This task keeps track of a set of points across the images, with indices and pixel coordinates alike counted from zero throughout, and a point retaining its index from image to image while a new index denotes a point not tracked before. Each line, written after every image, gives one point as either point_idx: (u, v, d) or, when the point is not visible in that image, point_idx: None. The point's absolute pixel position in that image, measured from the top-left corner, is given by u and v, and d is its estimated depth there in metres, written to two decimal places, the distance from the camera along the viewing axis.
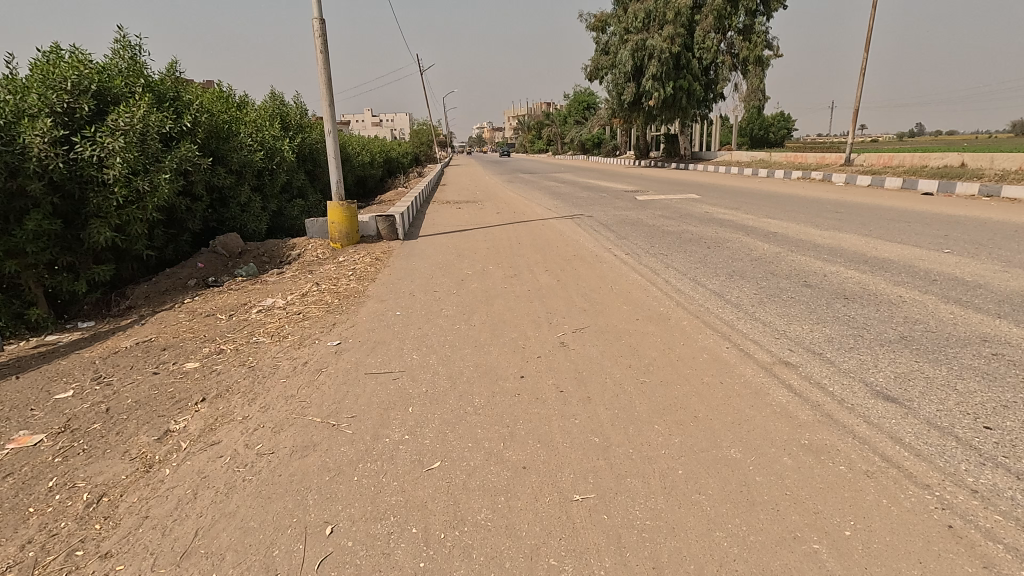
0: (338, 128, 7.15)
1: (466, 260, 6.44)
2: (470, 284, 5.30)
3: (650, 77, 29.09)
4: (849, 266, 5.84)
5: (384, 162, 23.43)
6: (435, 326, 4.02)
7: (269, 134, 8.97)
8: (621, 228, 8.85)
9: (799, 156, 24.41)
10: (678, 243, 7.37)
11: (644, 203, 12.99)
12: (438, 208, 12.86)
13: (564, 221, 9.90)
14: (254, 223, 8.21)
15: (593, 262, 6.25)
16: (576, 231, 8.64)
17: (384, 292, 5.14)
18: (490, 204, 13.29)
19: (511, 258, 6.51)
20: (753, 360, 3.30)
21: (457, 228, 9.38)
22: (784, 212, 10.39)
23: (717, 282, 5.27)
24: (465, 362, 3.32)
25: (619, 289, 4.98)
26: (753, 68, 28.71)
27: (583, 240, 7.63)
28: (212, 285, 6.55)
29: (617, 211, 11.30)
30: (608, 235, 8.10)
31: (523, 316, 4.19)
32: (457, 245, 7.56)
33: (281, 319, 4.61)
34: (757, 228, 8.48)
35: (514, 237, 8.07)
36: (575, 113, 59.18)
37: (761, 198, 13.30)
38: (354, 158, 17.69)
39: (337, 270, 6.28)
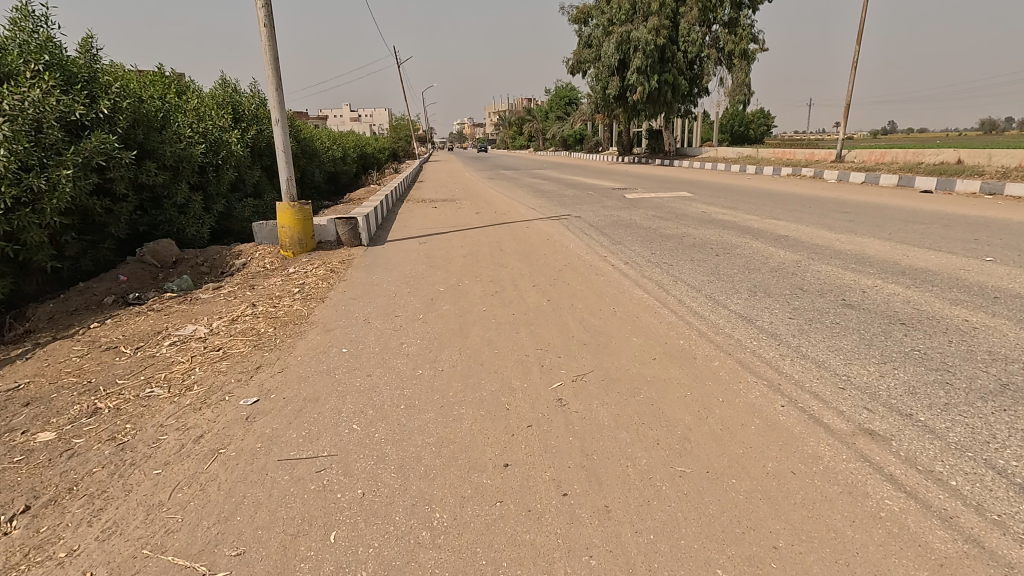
0: (286, 116, 6.08)
1: (437, 272, 5.46)
2: (441, 305, 4.33)
3: (635, 71, 28.26)
4: (886, 278, 5.00)
5: (357, 157, 22.15)
6: (390, 372, 3.05)
7: (213, 123, 7.83)
8: (614, 231, 7.94)
9: (788, 153, 23.88)
10: (682, 250, 6.49)
11: (635, 201, 12.13)
12: (412, 207, 11.82)
13: (550, 222, 8.97)
14: (195, 227, 7.11)
15: (587, 274, 5.31)
16: (564, 234, 7.70)
17: (332, 318, 4.13)
18: (468, 202, 12.27)
19: (490, 269, 5.55)
20: (825, 429, 2.39)
21: (431, 231, 8.38)
22: (788, 213, 9.60)
23: (740, 301, 4.38)
24: (426, 437, 2.36)
25: (623, 312, 4.05)
26: (739, 63, 28.07)
27: (573, 246, 6.70)
28: (133, 303, 5.47)
29: (607, 212, 10.40)
30: (600, 239, 7.18)
31: (505, 356, 3.23)
32: (428, 252, 6.58)
33: (195, 358, 3.58)
34: (764, 231, 7.65)
35: (494, 242, 7.10)
36: (557, 109, 58.21)
37: (758, 197, 12.53)
38: (323, 152, 16.45)
39: (283, 286, 5.25)
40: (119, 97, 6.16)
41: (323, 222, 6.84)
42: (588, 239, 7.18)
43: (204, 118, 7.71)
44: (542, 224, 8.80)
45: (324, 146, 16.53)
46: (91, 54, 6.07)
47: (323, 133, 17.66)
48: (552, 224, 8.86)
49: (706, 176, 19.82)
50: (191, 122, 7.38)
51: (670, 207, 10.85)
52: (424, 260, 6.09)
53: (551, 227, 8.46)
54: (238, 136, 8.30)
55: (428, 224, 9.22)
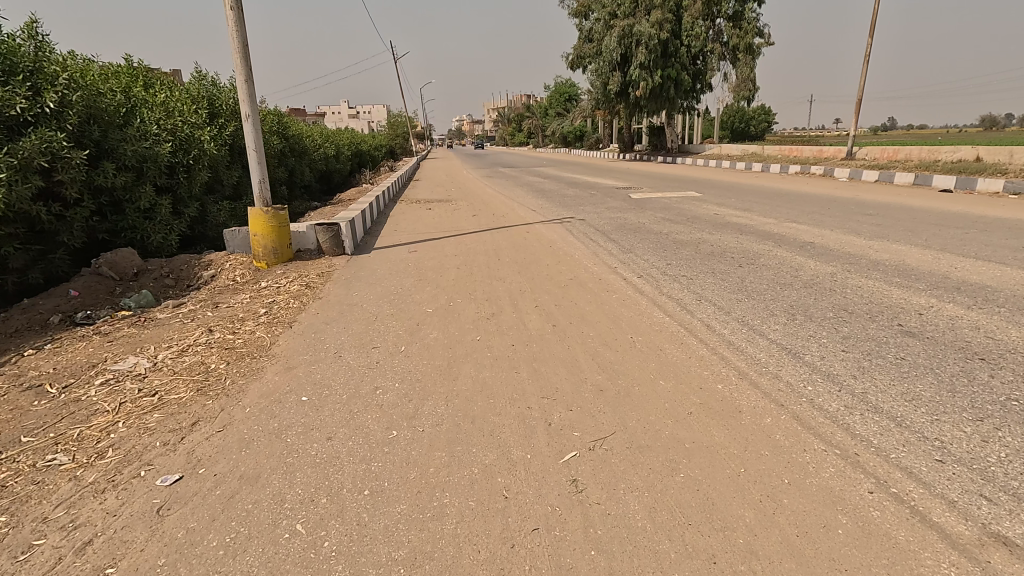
0: (257, 111, 5.42)
1: (427, 288, 4.82)
2: (427, 332, 3.69)
3: (638, 66, 27.57)
4: (940, 296, 4.38)
5: (352, 156, 21.45)
6: (356, 433, 2.41)
7: (183, 119, 7.16)
8: (622, 237, 7.30)
9: (794, 150, 23.25)
10: (700, 259, 5.86)
11: (641, 202, 11.51)
12: (406, 209, 11.18)
13: (552, 226, 8.32)
14: (162, 233, 6.45)
15: (596, 290, 4.66)
16: (567, 240, 7.05)
17: (297, 350, 3.48)
18: (465, 203, 11.64)
19: (485, 284, 4.90)
20: (940, 534, 1.75)
21: (423, 236, 7.74)
22: (807, 215, 8.96)
23: (778, 325, 3.75)
24: (393, 549, 1.72)
25: (642, 343, 3.41)
26: (744, 57, 27.39)
27: (578, 255, 6.06)
28: (82, 323, 4.82)
29: (613, 214, 9.76)
30: (608, 247, 6.53)
31: (501, 408, 2.59)
32: (418, 262, 5.93)
33: (124, 405, 2.92)
34: (786, 237, 7.01)
35: (491, 249, 6.46)
36: (557, 105, 57.45)
37: (770, 197, 11.90)
38: (314, 150, 15.77)
39: (250, 305, 4.60)
40: (70, 89, 5.49)
41: (303, 227, 6.19)
42: (594, 247, 6.53)
43: (174, 113, 7.04)
44: (543, 228, 8.15)
45: (315, 144, 15.84)
46: (37, 41, 5.39)
47: (314, 130, 16.95)
48: (554, 228, 8.21)
49: (712, 174, 19.17)
50: (158, 117, 6.71)
51: (679, 208, 10.21)
52: (412, 272, 5.45)
53: (553, 232, 7.81)
54: (213, 133, 7.63)
55: (421, 227, 8.57)
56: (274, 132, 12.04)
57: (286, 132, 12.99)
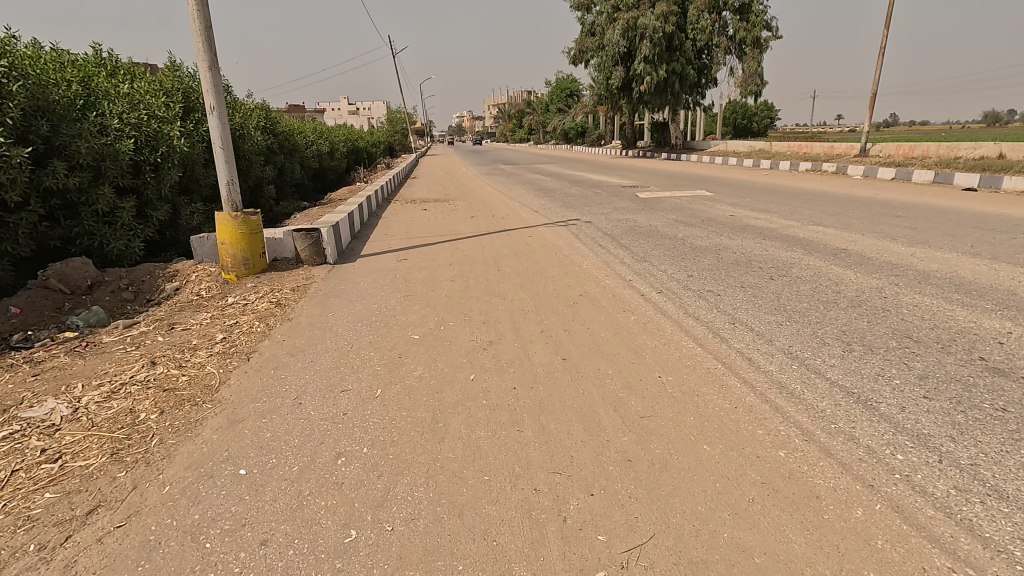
0: (221, 103, 4.77)
1: (415, 306, 4.17)
2: (410, 368, 3.05)
3: (642, 60, 26.85)
4: (1015, 319, 3.73)
5: (347, 153, 20.78)
6: (300, 536, 1.76)
7: (151, 113, 6.50)
8: (633, 242, 6.66)
9: (804, 147, 22.57)
10: (724, 269, 5.22)
11: (650, 202, 10.86)
12: (400, 209, 10.53)
13: (555, 229, 7.68)
14: (124, 240, 5.81)
15: (611, 309, 4.02)
16: (573, 246, 6.40)
17: (250, 393, 2.83)
18: (463, 203, 10.99)
19: (482, 301, 4.26)
20: None
21: (416, 241, 7.09)
22: (831, 216, 8.32)
23: (834, 359, 3.10)
24: None
25: (672, 387, 2.76)
26: (751, 51, 26.68)
27: (586, 265, 5.42)
28: (18, 346, 4.18)
29: (621, 215, 9.12)
30: (619, 255, 5.89)
31: (499, 494, 1.94)
32: (407, 272, 5.30)
33: (15, 474, 2.27)
34: (814, 243, 6.37)
35: (489, 257, 5.80)
36: (558, 101, 56.67)
37: (785, 196, 11.25)
38: (306, 147, 15.09)
39: (207, 327, 3.95)
40: (11, 78, 4.83)
41: (279, 234, 5.55)
42: (604, 254, 5.89)
43: (139, 106, 6.37)
44: (545, 231, 7.52)
45: (307, 140, 15.17)
46: None
47: (307, 126, 16.28)
48: (558, 232, 7.56)
49: (720, 172, 18.52)
50: (121, 111, 6.05)
51: (691, 209, 9.57)
52: (400, 286, 4.81)
53: (557, 236, 7.17)
54: (185, 129, 6.98)
55: (414, 230, 7.92)
56: (261, 127, 11.36)
57: (275, 128, 12.33)
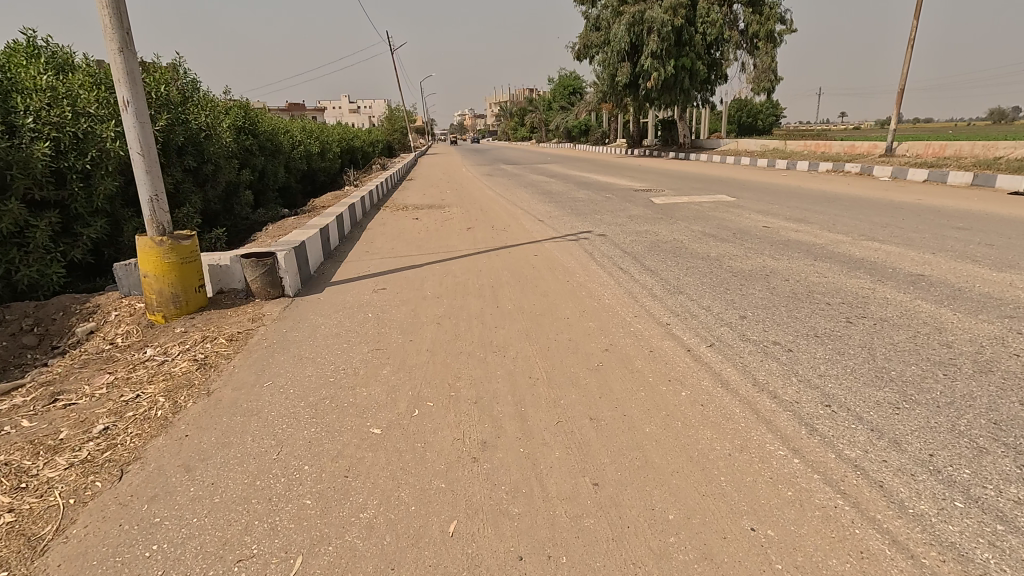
0: (136, 101, 3.71)
1: (384, 371, 3.09)
2: (359, 505, 1.96)
3: (650, 55, 25.67)
4: None
5: (340, 153, 19.69)
6: None
7: (80, 110, 5.42)
8: (659, 264, 5.58)
9: (821, 145, 21.44)
10: (782, 306, 4.14)
11: (667, 209, 9.77)
12: (389, 217, 9.46)
13: (564, 246, 6.59)
14: (38, 266, 4.72)
15: (651, 377, 2.94)
16: (588, 269, 5.32)
17: (92, 561, 1.74)
18: (460, 211, 9.91)
19: (474, 360, 3.19)
20: None
21: (400, 261, 6.02)
22: (882, 228, 7.22)
23: (1011, 484, 2.01)
24: None
25: (780, 558, 1.68)
26: (764, 46, 25.53)
27: (607, 300, 4.34)
28: None
29: (638, 225, 8.03)
30: (646, 283, 4.83)
31: None
32: (384, 310, 4.22)
33: None
34: (879, 266, 5.29)
35: (487, 287, 4.72)
36: (561, 99, 55.49)
37: (817, 202, 10.14)
38: (291, 147, 13.98)
39: (97, 403, 2.87)
40: None
41: (226, 259, 4.46)
42: (627, 283, 4.81)
43: (66, 102, 5.30)
44: (553, 248, 6.44)
45: (292, 140, 14.07)
46: None
47: (293, 125, 15.18)
48: (569, 248, 6.46)
49: (735, 172, 17.39)
50: (38, 107, 4.97)
51: (716, 219, 8.49)
52: (369, 332, 3.74)
53: (567, 255, 6.08)
54: None
55: (400, 245, 6.84)
56: (236, 126, 10.28)
57: (253, 127, 11.24)
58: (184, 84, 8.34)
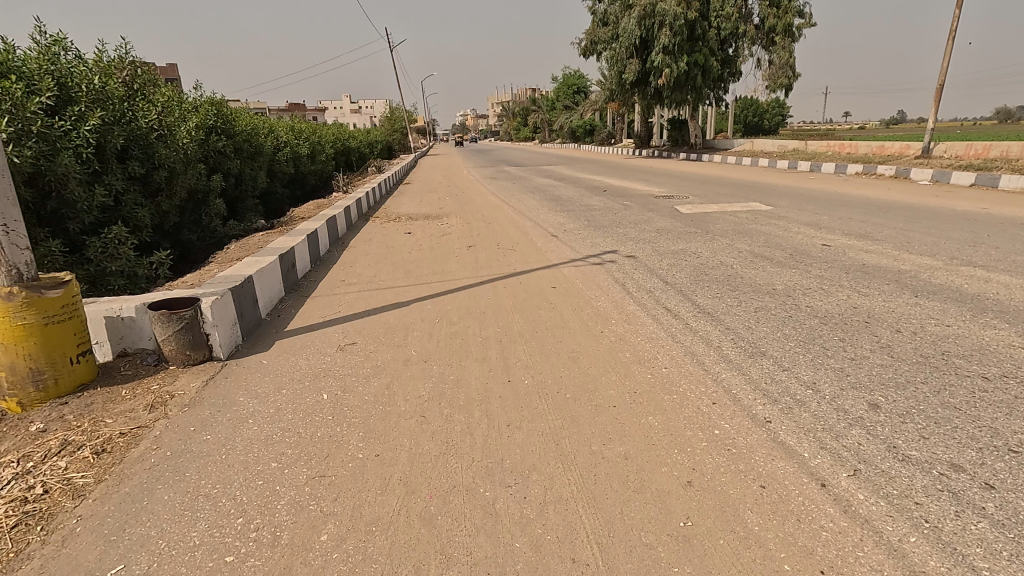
0: None
1: (323, 538, 1.82)
2: None
3: (661, 50, 24.40)
4: None
5: (333, 154, 18.43)
6: None
7: None
8: (716, 302, 4.31)
9: (845, 146, 20.14)
10: (919, 381, 2.87)
11: (698, 220, 8.50)
12: (379, 229, 8.21)
13: (588, 273, 5.33)
14: None
15: (786, 561, 1.68)
16: (626, 313, 4.05)
17: None
18: (460, 222, 8.65)
19: (476, 512, 1.92)
20: None
21: (383, 295, 4.75)
22: (971, 247, 5.96)
23: None
24: None
25: None
26: (781, 40, 24.26)
27: (664, 369, 3.06)
28: None
29: (670, 243, 6.76)
30: (708, 336, 3.56)
31: None
32: (346, 387, 2.95)
33: None
34: (1010, 308, 4.01)
35: (494, 345, 3.46)
36: (565, 97, 54.22)
37: (869, 211, 8.86)
38: (275, 149, 12.75)
39: None
40: None
41: (129, 310, 3.19)
42: (684, 337, 3.54)
43: None
44: (574, 277, 5.18)
45: (276, 142, 12.81)
46: None
47: (279, 124, 13.93)
48: (593, 277, 5.20)
49: (758, 176, 16.11)
50: None
51: (759, 234, 7.21)
52: (317, 434, 2.47)
53: (594, 288, 4.82)
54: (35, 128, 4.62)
55: (385, 270, 5.57)
56: (203, 126, 9.03)
57: (226, 126, 9.98)
58: (133, 76, 7.11)
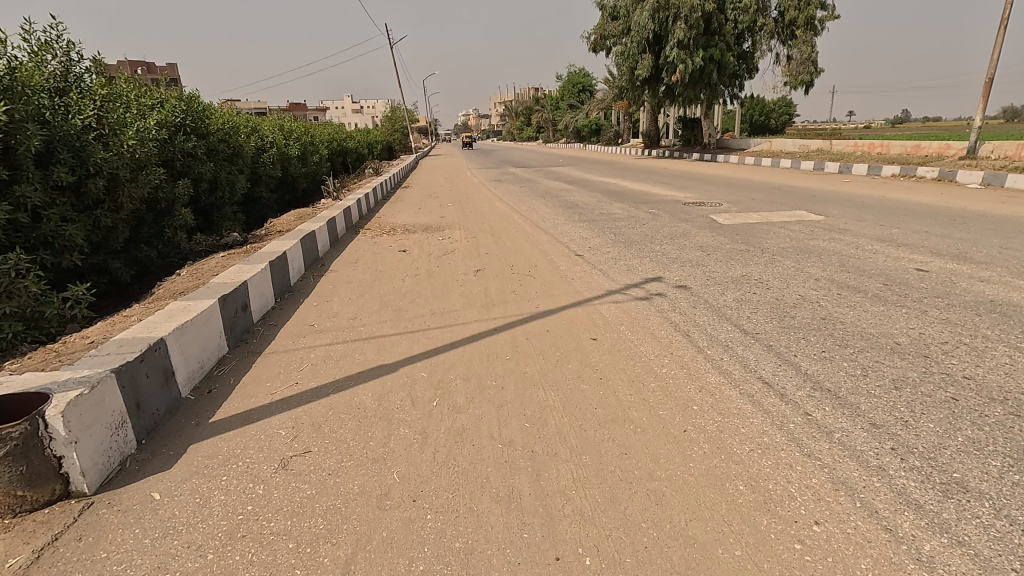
0: None
1: None
2: None
3: (675, 45, 23.12)
4: None
5: (327, 156, 17.23)
6: None
7: None
8: (827, 368, 3.06)
9: (875, 146, 18.83)
10: None
11: (745, 234, 7.25)
12: (368, 245, 6.97)
13: (633, 314, 4.06)
14: None
15: None
16: (708, 390, 2.81)
17: None
18: (465, 236, 7.42)
19: None
20: None
21: (362, 350, 3.50)
22: None
23: None
24: None
25: None
26: (803, 34, 22.94)
27: (818, 532, 1.80)
28: None
29: (723, 266, 5.50)
30: (856, 447, 2.28)
31: None
32: (274, 569, 1.70)
33: None
34: None
35: (523, 462, 2.21)
36: (571, 97, 52.90)
37: (943, 222, 7.58)
38: (259, 150, 11.55)
39: None
40: None
41: None
42: (815, 446, 2.30)
43: None
44: (616, 320, 3.92)
45: (260, 142, 11.58)
46: None
47: (265, 124, 12.73)
48: (641, 321, 3.93)
49: (788, 179, 14.81)
50: None
51: (828, 254, 5.94)
52: None
53: (649, 338, 3.55)
54: None
55: (369, 308, 4.33)
56: (165, 125, 7.84)
57: (196, 125, 8.77)
58: (68, 65, 5.88)
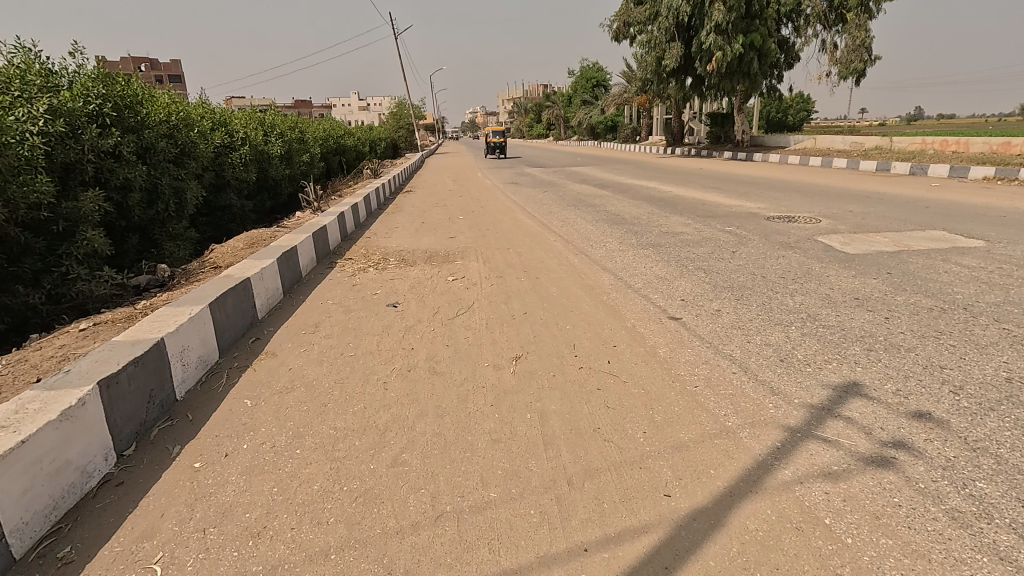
0: None
1: None
2: None
3: (711, 30, 20.71)
4: None
5: (320, 156, 15.01)
6: None
7: None
8: None
9: (949, 143, 16.36)
10: None
11: (899, 272, 4.91)
12: (344, 291, 4.68)
13: (909, 538, 1.72)
14: None
15: None
16: None
17: None
18: (488, 273, 5.12)
19: None
20: None
21: None
22: None
23: None
24: None
25: None
26: (855, 17, 20.45)
27: None
28: None
29: (942, 351, 3.17)
30: None
31: None
32: None
33: None
34: None
35: None
36: (584, 93, 50.44)
37: None
38: (224, 148, 9.31)
39: None
40: None
41: None
42: None
43: None
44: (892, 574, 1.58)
45: (226, 139, 9.36)
46: None
47: (237, 117, 10.50)
48: (955, 575, 1.58)
49: (864, 184, 12.39)
50: None
51: None
52: None
53: None
54: None
55: (304, 487, 2.04)
56: (64, 113, 5.61)
57: (117, 116, 6.48)
58: None
